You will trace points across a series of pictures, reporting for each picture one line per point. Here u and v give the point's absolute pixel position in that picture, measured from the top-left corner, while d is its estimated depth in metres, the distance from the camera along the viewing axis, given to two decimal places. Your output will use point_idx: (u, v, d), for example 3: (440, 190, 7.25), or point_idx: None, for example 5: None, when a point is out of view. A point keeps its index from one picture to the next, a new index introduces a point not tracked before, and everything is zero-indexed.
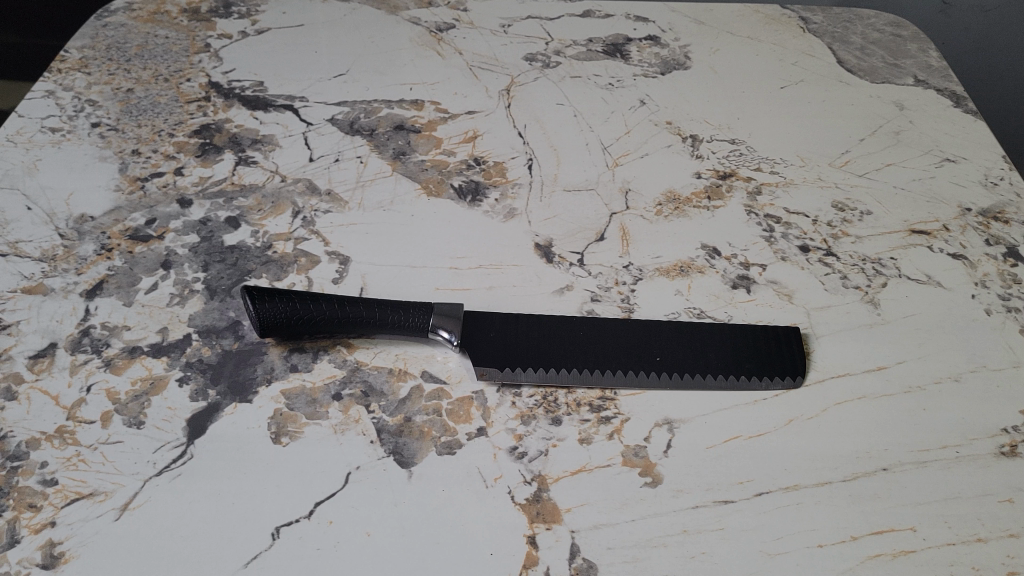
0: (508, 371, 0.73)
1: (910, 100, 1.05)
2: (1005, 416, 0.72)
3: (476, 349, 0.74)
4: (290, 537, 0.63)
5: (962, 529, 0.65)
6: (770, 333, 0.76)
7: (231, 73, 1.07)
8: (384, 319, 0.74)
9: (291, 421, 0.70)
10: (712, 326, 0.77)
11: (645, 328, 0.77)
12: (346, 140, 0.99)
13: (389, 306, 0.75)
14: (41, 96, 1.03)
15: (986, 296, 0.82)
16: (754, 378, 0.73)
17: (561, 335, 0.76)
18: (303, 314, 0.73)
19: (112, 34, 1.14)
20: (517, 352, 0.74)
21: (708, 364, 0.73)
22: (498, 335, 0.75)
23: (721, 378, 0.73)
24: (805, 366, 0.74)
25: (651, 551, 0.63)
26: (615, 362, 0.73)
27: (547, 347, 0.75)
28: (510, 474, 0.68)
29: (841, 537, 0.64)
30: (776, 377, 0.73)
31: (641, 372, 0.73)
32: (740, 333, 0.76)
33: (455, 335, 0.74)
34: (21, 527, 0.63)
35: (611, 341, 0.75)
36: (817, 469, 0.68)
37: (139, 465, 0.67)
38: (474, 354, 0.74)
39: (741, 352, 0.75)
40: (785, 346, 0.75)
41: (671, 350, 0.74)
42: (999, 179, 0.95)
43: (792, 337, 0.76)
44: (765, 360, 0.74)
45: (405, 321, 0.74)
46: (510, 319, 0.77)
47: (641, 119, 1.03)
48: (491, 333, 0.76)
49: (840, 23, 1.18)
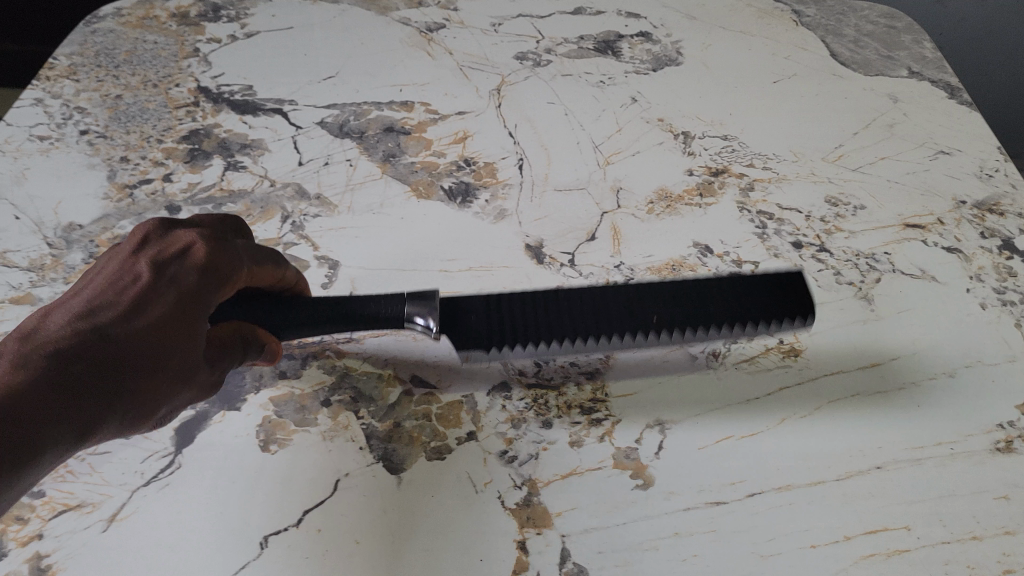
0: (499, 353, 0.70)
1: (903, 92, 1.04)
2: (1001, 411, 0.71)
3: (456, 328, 0.72)
4: (278, 546, 0.63)
5: (957, 527, 0.64)
6: (770, 278, 0.73)
7: (219, 77, 1.07)
8: (355, 314, 0.70)
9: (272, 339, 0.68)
10: (703, 279, 0.74)
11: (634, 282, 0.74)
12: (335, 143, 0.98)
13: (362, 299, 0.70)
14: (29, 104, 1.03)
15: (981, 290, 0.80)
16: (761, 325, 0.71)
17: (548, 301, 0.73)
18: (282, 317, 0.67)
19: (101, 40, 1.13)
20: (505, 330, 0.71)
21: (711, 317, 0.71)
22: (480, 315, 0.72)
23: (726, 330, 0.71)
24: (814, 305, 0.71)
25: (643, 554, 0.63)
26: (609, 327, 0.71)
27: (536, 324, 0.72)
28: (500, 479, 0.67)
29: (836, 537, 0.63)
30: (785, 321, 0.71)
31: (642, 335, 0.71)
32: (737, 280, 0.74)
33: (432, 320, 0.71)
34: (8, 539, 0.63)
35: (603, 300, 0.73)
36: (811, 468, 0.67)
37: (126, 476, 0.67)
38: (456, 334, 0.72)
39: (743, 301, 0.72)
40: (790, 288, 0.72)
41: (666, 306, 0.72)
42: (993, 171, 0.93)
43: (795, 282, 0.72)
44: (768, 303, 0.71)
45: (376, 313, 0.70)
46: (491, 293, 0.74)
47: (633, 116, 1.02)
48: (474, 314, 0.72)
49: (833, 16, 1.17)
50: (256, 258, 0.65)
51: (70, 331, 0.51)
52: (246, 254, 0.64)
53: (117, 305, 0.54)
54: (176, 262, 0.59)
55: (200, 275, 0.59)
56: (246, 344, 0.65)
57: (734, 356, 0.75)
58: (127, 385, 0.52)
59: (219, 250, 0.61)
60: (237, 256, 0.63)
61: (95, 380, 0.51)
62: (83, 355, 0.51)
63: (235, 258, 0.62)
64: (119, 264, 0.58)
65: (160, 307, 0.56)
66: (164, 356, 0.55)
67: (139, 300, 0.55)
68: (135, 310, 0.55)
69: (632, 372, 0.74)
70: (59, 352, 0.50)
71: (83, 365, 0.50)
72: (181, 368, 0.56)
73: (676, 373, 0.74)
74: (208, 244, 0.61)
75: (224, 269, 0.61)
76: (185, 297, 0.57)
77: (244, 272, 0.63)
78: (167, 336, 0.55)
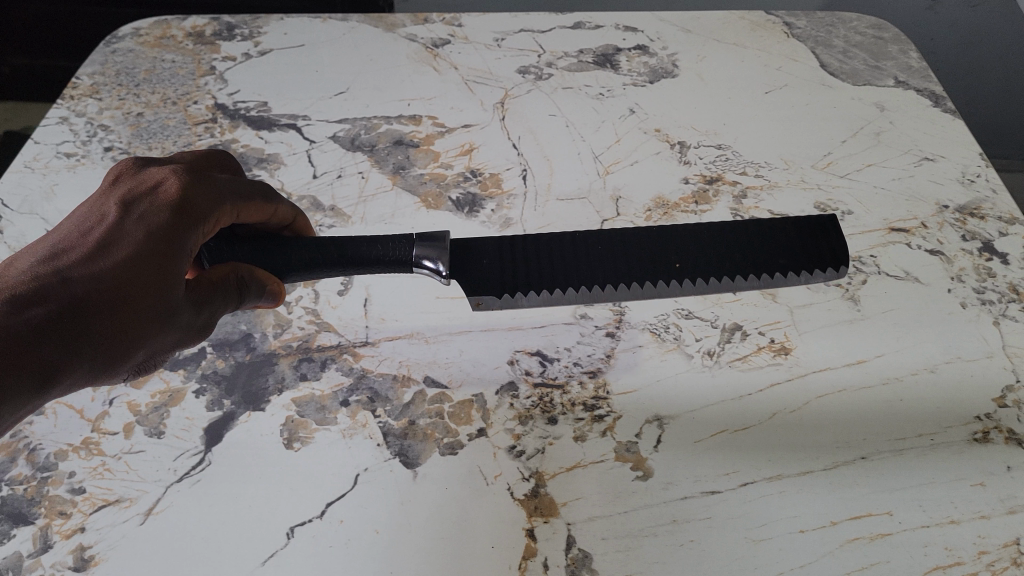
0: (507, 299, 0.76)
1: (890, 101, 1.09)
2: (979, 404, 0.75)
3: (469, 275, 0.77)
4: (304, 536, 0.68)
5: (936, 512, 0.68)
6: (804, 227, 0.78)
7: (235, 94, 1.12)
8: (366, 255, 0.74)
9: (272, 280, 0.71)
10: (730, 227, 0.79)
11: (663, 232, 0.78)
12: (348, 156, 1.03)
13: (367, 241, 0.74)
14: (56, 123, 1.08)
15: (962, 290, 0.84)
16: (791, 274, 0.75)
17: (572, 250, 0.78)
18: (273, 258, 0.72)
19: (121, 59, 1.18)
20: (514, 277, 0.76)
21: (735, 265, 0.76)
22: (491, 261, 0.77)
23: (751, 279, 0.75)
24: (848, 255, 0.76)
25: (643, 540, 0.68)
26: (632, 275, 0.76)
27: (549, 271, 0.77)
28: (509, 471, 0.72)
29: (822, 522, 0.68)
30: (815, 272, 0.75)
31: (662, 283, 0.76)
32: (772, 229, 0.78)
33: (440, 264, 0.75)
34: (54, 532, 0.69)
35: (628, 249, 0.77)
36: (799, 460, 0.72)
37: (161, 472, 0.72)
38: (469, 280, 0.76)
39: (772, 251, 0.77)
40: (821, 238, 0.77)
41: (692, 256, 0.77)
42: (975, 176, 0.98)
43: (831, 229, 0.77)
44: (798, 253, 0.76)
45: (386, 255, 0.74)
46: (506, 242, 0.79)
47: (631, 127, 1.06)
48: (484, 259, 0.77)
49: (823, 28, 1.22)
50: (237, 199, 0.69)
51: (34, 272, 0.54)
52: (224, 194, 0.67)
53: (85, 248, 0.57)
54: (147, 202, 0.62)
55: (171, 213, 0.62)
56: (241, 286, 0.68)
57: (728, 355, 0.80)
58: (99, 320, 0.55)
59: (190, 188, 0.64)
60: (215, 197, 0.66)
61: (63, 317, 0.54)
62: (47, 295, 0.54)
63: (211, 195, 0.65)
64: (92, 208, 0.62)
65: (131, 247, 0.58)
66: (143, 294, 0.58)
67: (106, 240, 0.58)
68: (101, 250, 0.58)
69: (632, 370, 0.79)
70: (24, 288, 0.53)
71: (49, 302, 0.53)
72: (162, 309, 0.59)
73: (673, 372, 0.79)
74: (181, 183, 0.64)
75: (197, 206, 0.64)
76: (156, 232, 0.60)
77: (223, 210, 0.67)
78: (143, 274, 0.58)
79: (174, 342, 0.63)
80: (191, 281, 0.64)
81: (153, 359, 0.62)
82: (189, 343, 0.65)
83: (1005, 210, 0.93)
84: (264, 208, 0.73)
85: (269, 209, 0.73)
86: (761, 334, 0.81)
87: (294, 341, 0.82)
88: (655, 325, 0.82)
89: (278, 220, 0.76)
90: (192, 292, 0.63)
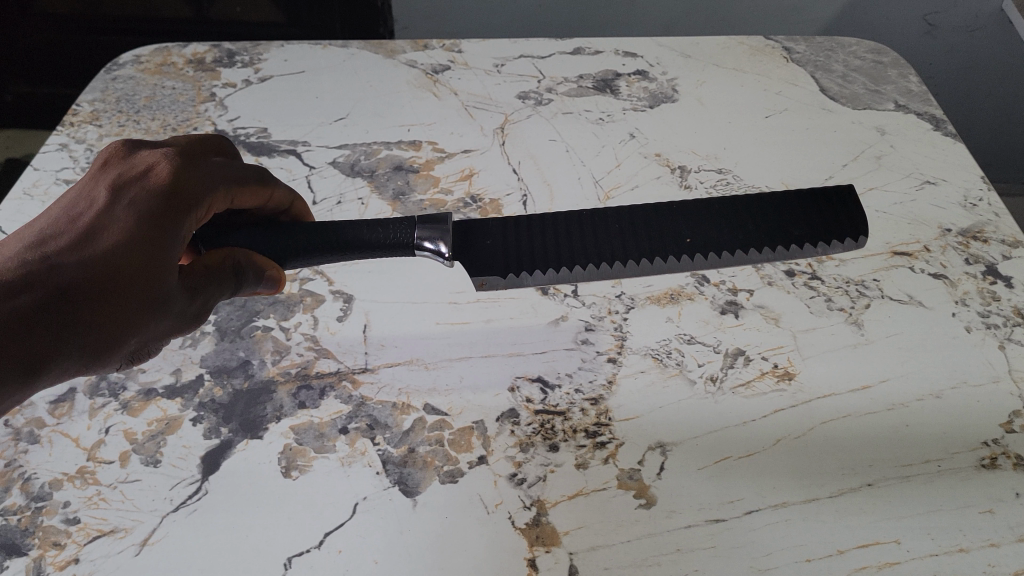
0: (512, 279, 0.75)
1: (890, 125, 1.09)
2: (986, 430, 0.74)
3: (473, 259, 0.76)
4: (302, 566, 0.67)
5: (944, 540, 0.67)
6: (819, 201, 0.78)
7: (236, 120, 1.12)
8: (367, 240, 0.74)
9: (271, 267, 0.71)
10: (743, 203, 0.79)
11: (673, 209, 0.79)
12: (347, 182, 1.03)
13: (366, 226, 0.75)
14: (55, 149, 1.08)
15: (966, 314, 0.84)
16: (808, 245, 0.75)
17: (578, 230, 0.78)
18: (273, 245, 0.72)
19: (121, 86, 1.18)
20: (519, 258, 0.76)
21: (748, 239, 0.76)
22: (496, 242, 0.77)
23: (767, 250, 0.75)
24: (867, 226, 0.76)
25: (646, 570, 0.66)
26: (641, 251, 0.76)
27: (555, 251, 0.76)
28: (510, 500, 0.71)
29: (829, 551, 0.67)
30: (833, 242, 0.75)
31: (674, 259, 0.75)
32: (784, 203, 0.78)
33: (441, 245, 0.75)
34: (47, 564, 0.68)
35: (638, 228, 0.77)
36: (805, 487, 0.71)
37: (157, 502, 0.71)
38: (472, 262, 0.76)
39: (787, 224, 0.77)
40: (839, 212, 0.77)
41: (703, 231, 0.77)
42: (978, 200, 0.97)
43: (848, 203, 0.78)
44: (815, 226, 0.76)
45: (386, 238, 0.74)
46: (511, 223, 0.78)
47: (631, 151, 1.06)
48: (489, 241, 0.77)
49: (822, 52, 1.22)
50: (229, 184, 0.69)
51: (22, 260, 0.55)
52: (215, 180, 0.67)
53: (72, 237, 0.58)
54: (136, 188, 0.62)
55: (162, 198, 0.62)
56: (238, 272, 0.68)
57: (730, 381, 0.79)
58: (87, 307, 0.55)
59: (180, 174, 0.64)
60: (204, 181, 0.66)
61: (52, 305, 0.54)
62: (35, 284, 0.54)
63: (202, 180, 0.66)
64: (80, 194, 0.62)
65: (120, 235, 0.58)
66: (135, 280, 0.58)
67: (94, 227, 0.59)
68: (90, 239, 0.58)
69: (634, 397, 0.78)
70: (14, 276, 0.53)
71: (38, 287, 0.54)
72: (154, 295, 0.59)
73: (675, 398, 0.78)
74: (170, 168, 0.64)
75: (188, 190, 0.64)
76: (146, 218, 0.60)
77: (213, 194, 0.67)
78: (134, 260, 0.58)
79: (169, 330, 0.63)
80: (186, 268, 0.65)
81: (146, 347, 0.62)
82: (183, 331, 0.65)
83: (1008, 233, 0.92)
84: (258, 193, 0.73)
85: (264, 193, 0.74)
86: (764, 359, 0.80)
87: (293, 367, 0.81)
88: (657, 350, 0.82)
89: (274, 204, 0.77)
90: (184, 279, 0.63)
